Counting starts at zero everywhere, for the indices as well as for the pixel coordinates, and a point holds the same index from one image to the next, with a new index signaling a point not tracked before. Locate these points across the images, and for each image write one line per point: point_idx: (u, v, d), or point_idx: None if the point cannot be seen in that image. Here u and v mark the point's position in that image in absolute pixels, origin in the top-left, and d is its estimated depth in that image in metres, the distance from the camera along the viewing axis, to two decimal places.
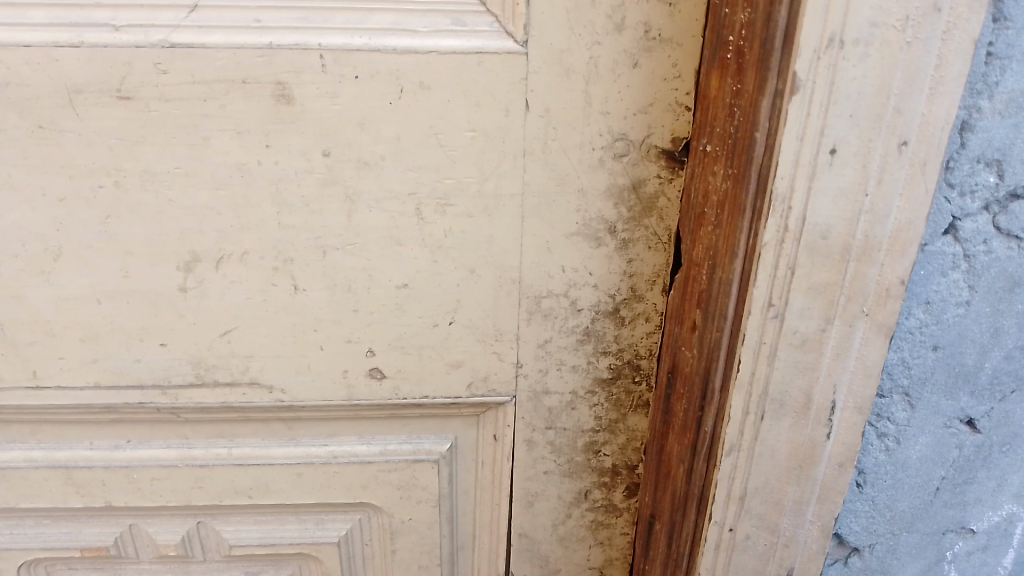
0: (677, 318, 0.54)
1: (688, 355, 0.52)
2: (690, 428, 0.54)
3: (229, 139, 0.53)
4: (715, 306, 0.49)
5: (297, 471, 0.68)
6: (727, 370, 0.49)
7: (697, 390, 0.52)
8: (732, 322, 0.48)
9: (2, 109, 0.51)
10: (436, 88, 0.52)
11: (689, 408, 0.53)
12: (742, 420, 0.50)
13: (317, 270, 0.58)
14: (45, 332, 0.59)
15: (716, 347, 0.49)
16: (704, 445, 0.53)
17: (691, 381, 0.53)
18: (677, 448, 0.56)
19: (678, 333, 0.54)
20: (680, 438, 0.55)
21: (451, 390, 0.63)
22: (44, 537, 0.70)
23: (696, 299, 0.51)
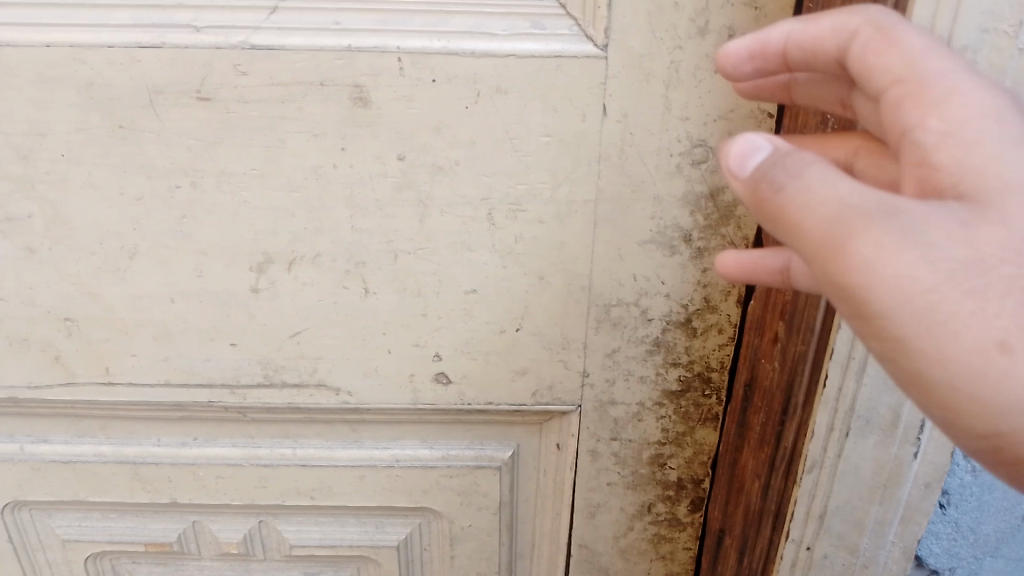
0: (759, 328, 0.53)
1: (769, 368, 0.51)
2: (770, 442, 0.53)
3: (305, 141, 0.53)
4: (799, 320, 0.47)
5: (359, 473, 0.68)
6: (810, 385, 0.48)
7: (779, 405, 0.51)
8: (818, 338, 0.46)
9: (85, 108, 0.52)
10: (513, 91, 0.51)
11: (768, 422, 0.53)
12: (827, 437, 0.48)
13: (388, 274, 0.58)
14: (119, 329, 0.60)
15: (800, 360, 0.48)
16: (783, 460, 0.52)
17: (772, 397, 0.52)
18: (754, 462, 0.55)
19: (758, 345, 0.53)
20: (755, 451, 0.55)
21: (515, 397, 0.63)
22: (110, 531, 0.72)
23: (780, 311, 0.49)
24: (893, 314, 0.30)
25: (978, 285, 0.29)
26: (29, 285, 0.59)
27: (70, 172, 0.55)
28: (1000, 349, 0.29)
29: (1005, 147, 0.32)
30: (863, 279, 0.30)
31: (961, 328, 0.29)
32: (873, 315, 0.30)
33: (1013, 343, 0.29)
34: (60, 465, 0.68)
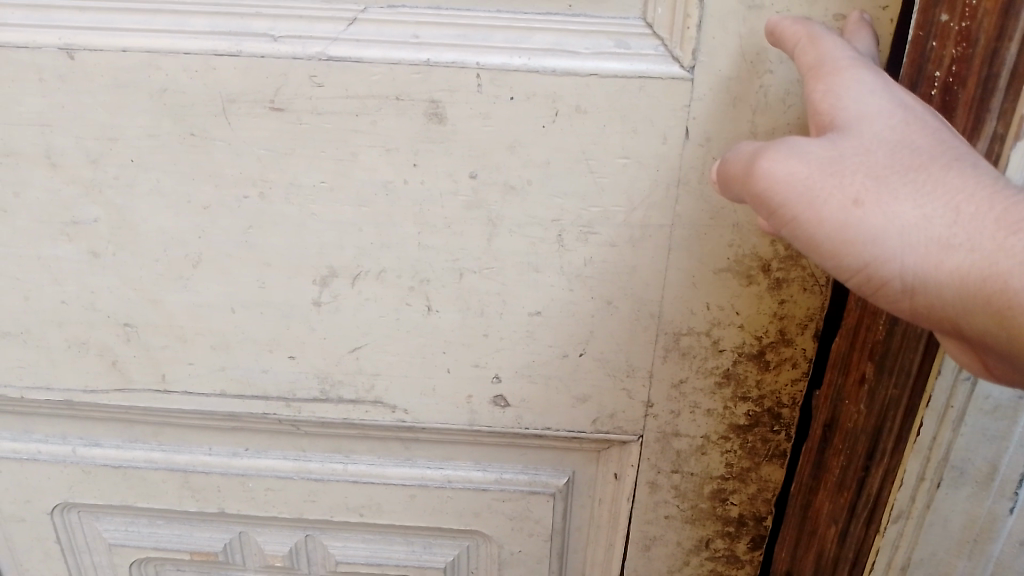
0: (842, 369, 0.52)
1: (855, 411, 0.50)
2: (849, 488, 0.52)
3: (377, 155, 0.52)
4: (890, 361, 0.47)
5: (409, 493, 0.67)
6: (902, 430, 0.47)
7: (863, 449, 0.50)
8: (913, 382, 0.46)
9: (156, 114, 0.52)
10: (593, 111, 0.50)
11: (849, 466, 0.52)
12: (917, 486, 0.48)
13: (452, 292, 0.57)
14: (178, 337, 0.60)
15: (892, 405, 0.47)
16: (864, 508, 0.51)
17: (854, 441, 0.51)
18: (828, 506, 0.55)
19: (842, 386, 0.52)
20: (833, 496, 0.54)
21: (574, 424, 0.62)
22: (156, 537, 0.72)
23: (868, 353, 0.49)
24: (779, 205, 0.37)
25: (839, 168, 0.36)
26: (91, 289, 0.58)
27: (138, 177, 0.54)
28: (856, 204, 0.35)
29: (867, 85, 0.39)
30: (763, 183, 0.37)
31: (828, 195, 0.35)
32: (772, 212, 0.37)
33: (864, 199, 0.35)
34: (110, 469, 0.68)
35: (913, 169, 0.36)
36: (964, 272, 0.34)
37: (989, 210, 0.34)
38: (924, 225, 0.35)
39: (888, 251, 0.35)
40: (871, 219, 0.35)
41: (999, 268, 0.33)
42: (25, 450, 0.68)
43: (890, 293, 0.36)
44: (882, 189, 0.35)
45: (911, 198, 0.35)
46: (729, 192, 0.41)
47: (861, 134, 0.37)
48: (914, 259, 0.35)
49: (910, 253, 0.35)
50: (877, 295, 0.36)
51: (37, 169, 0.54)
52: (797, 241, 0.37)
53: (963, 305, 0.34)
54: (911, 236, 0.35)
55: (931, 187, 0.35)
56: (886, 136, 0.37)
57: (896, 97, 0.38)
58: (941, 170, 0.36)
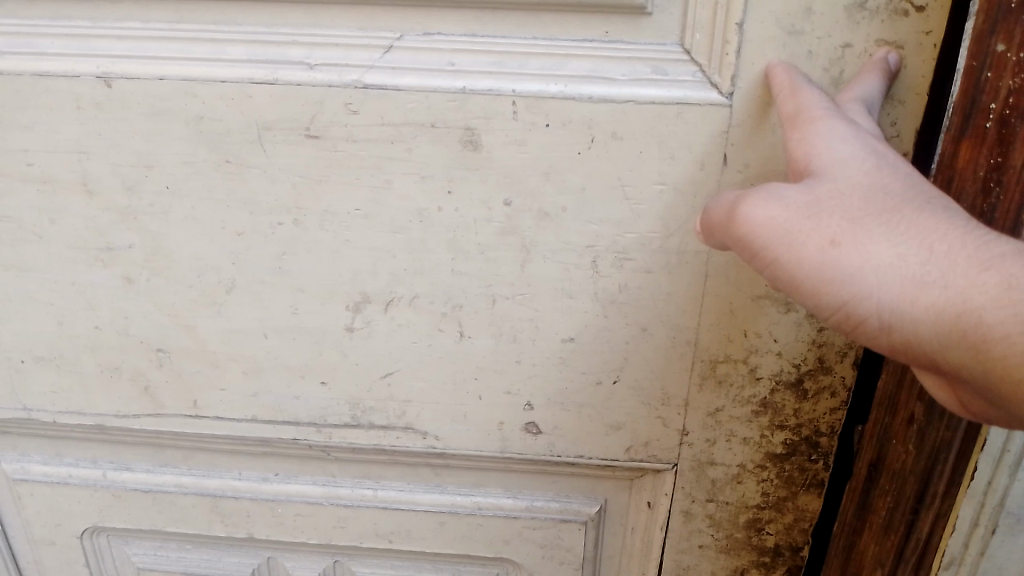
0: (885, 407, 0.53)
1: (903, 452, 0.51)
2: (895, 528, 0.53)
3: (412, 182, 0.52)
4: (942, 406, 0.47)
5: (440, 520, 0.66)
6: (955, 473, 0.48)
7: (911, 491, 0.51)
8: (964, 425, 0.46)
9: (192, 142, 0.52)
10: (630, 138, 0.49)
11: (897, 507, 0.52)
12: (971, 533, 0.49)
13: (485, 318, 0.56)
14: (210, 362, 0.60)
15: (943, 449, 0.48)
16: (912, 549, 0.52)
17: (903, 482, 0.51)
18: (873, 546, 0.55)
19: (886, 424, 0.53)
20: (878, 538, 0.54)
21: (608, 452, 0.61)
22: (185, 561, 0.71)
23: (916, 394, 0.49)
24: (757, 247, 0.38)
25: (815, 211, 0.38)
26: (125, 314, 0.59)
27: (173, 204, 0.54)
28: (832, 245, 0.37)
29: (843, 136, 0.41)
30: (744, 227, 0.39)
31: (806, 237, 0.37)
32: (752, 254, 0.39)
33: (840, 239, 0.36)
34: (140, 494, 0.68)
35: (887, 212, 0.37)
36: (936, 306, 0.34)
37: (963, 248, 0.35)
38: (897, 263, 0.36)
39: (864, 290, 0.36)
40: (845, 257, 0.36)
41: (971, 302, 0.34)
42: (56, 473, 0.68)
43: (867, 333, 0.37)
44: (855, 229, 0.37)
45: (883, 237, 0.36)
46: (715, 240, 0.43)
47: (838, 181, 0.39)
48: (889, 296, 0.35)
49: (886, 291, 0.35)
50: (856, 334, 0.37)
51: (74, 196, 0.55)
52: (777, 284, 0.39)
53: (942, 341, 0.35)
54: (886, 275, 0.35)
55: (903, 228, 0.36)
56: (862, 183, 0.39)
57: (869, 147, 0.40)
58: (914, 213, 0.37)
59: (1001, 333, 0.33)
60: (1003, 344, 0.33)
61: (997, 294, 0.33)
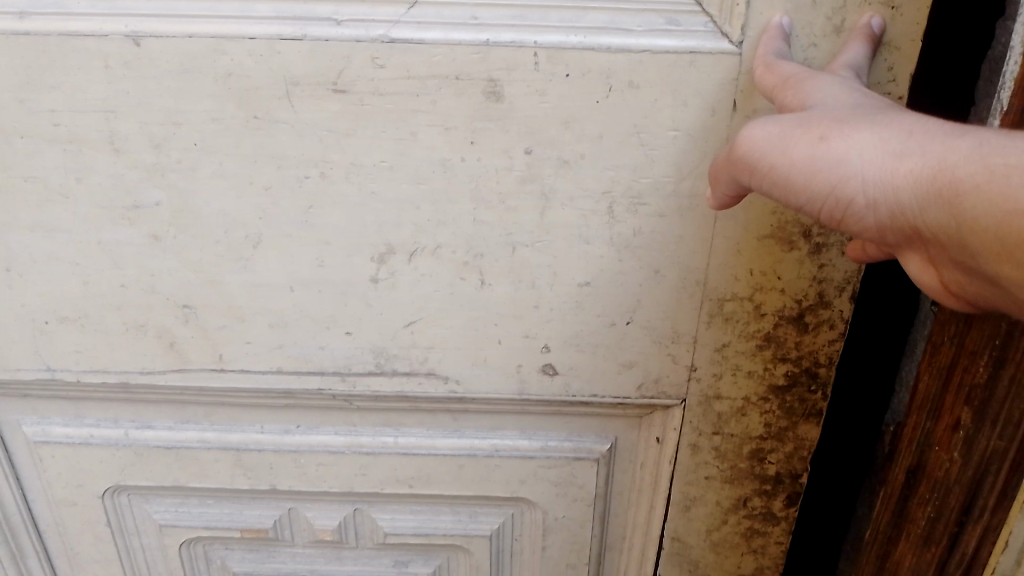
0: (930, 416, 0.58)
1: (950, 459, 0.57)
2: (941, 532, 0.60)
3: (436, 134, 0.54)
4: (999, 418, 0.54)
5: (458, 463, 0.69)
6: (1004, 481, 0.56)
7: (958, 498, 0.58)
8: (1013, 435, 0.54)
9: (221, 99, 0.54)
10: (645, 86, 0.52)
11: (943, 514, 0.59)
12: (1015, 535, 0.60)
13: (505, 265, 0.59)
14: (236, 317, 0.62)
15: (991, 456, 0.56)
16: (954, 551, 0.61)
17: (949, 491, 0.58)
18: (913, 550, 0.62)
19: (931, 432, 0.58)
20: (918, 547, 0.62)
21: (620, 390, 0.64)
22: (207, 517, 0.73)
23: (970, 407, 0.55)
24: (756, 155, 0.42)
25: (806, 118, 0.42)
26: (151, 272, 0.60)
27: (201, 161, 0.56)
28: (822, 139, 0.40)
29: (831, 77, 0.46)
30: (743, 141, 0.43)
31: (798, 138, 0.41)
32: (751, 163, 0.43)
33: (829, 134, 0.40)
34: (164, 450, 0.70)
35: (873, 115, 0.41)
36: (917, 171, 0.37)
37: (940, 128, 0.38)
38: (880, 142, 0.39)
39: (851, 172, 0.39)
40: (831, 145, 0.40)
41: (947, 164, 0.37)
42: (78, 434, 0.70)
43: (860, 213, 0.40)
44: (841, 123, 0.40)
45: (867, 125, 0.40)
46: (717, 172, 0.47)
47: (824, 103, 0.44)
48: (873, 173, 0.39)
49: (871, 169, 0.39)
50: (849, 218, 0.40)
51: (101, 155, 0.56)
52: (775, 189, 0.42)
53: (925, 206, 0.37)
54: (871, 156, 0.39)
55: (887, 120, 0.40)
56: (850, 102, 0.43)
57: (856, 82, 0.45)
58: (897, 113, 0.41)
59: (975, 184, 0.35)
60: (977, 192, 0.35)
61: (969, 151, 0.36)
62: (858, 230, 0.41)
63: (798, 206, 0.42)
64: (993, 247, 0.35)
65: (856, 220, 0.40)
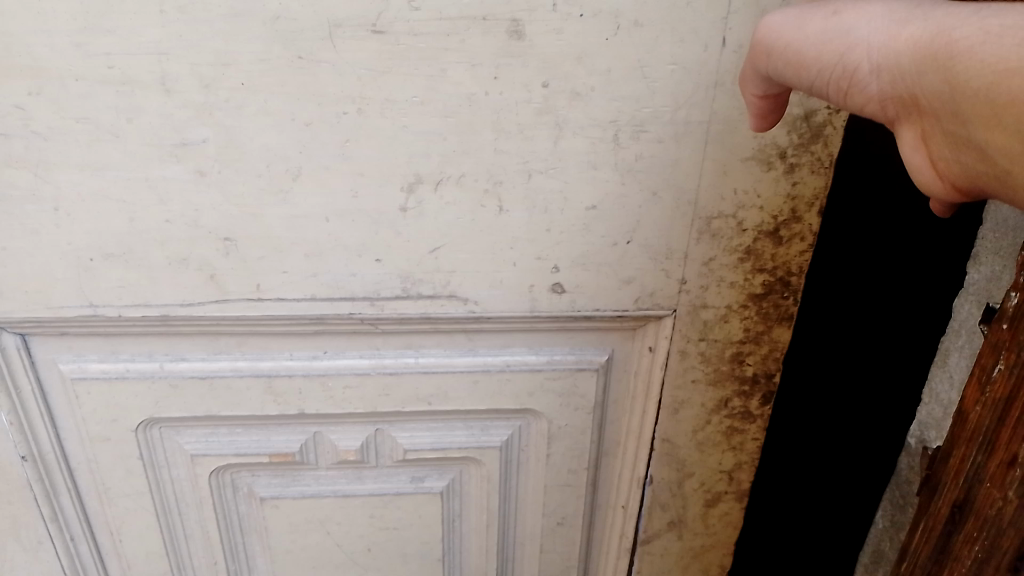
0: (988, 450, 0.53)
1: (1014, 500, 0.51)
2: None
3: (464, 71, 0.61)
4: None
5: (473, 379, 0.76)
6: None
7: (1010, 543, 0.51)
8: None
9: (269, 41, 0.59)
10: (649, 25, 0.60)
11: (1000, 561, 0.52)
12: None
13: (521, 192, 0.66)
14: (275, 248, 0.67)
15: None
16: None
17: (1001, 532, 0.52)
18: None
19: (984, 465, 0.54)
20: None
21: (620, 304, 0.72)
22: (236, 444, 0.79)
23: None
24: (775, 31, 0.47)
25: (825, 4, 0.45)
26: (196, 207, 0.65)
27: (247, 100, 0.61)
28: (834, 15, 0.44)
29: None
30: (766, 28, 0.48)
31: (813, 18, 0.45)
32: (768, 41, 0.47)
33: (841, 10, 0.43)
34: (197, 381, 0.74)
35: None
36: (916, 34, 0.39)
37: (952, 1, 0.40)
38: (891, 13, 0.41)
39: (854, 40, 0.42)
40: (846, 16, 0.43)
41: (945, 24, 0.38)
42: (113, 369, 0.74)
43: (862, 79, 0.42)
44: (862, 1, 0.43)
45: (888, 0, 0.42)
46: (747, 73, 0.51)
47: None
48: (874, 38, 0.41)
49: (873, 34, 0.41)
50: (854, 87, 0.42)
51: (153, 96, 0.60)
52: (790, 66, 0.46)
53: (918, 64, 0.38)
54: (874, 23, 0.41)
55: None
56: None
57: None
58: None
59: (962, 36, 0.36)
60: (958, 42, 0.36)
61: (972, 15, 0.37)
62: (862, 102, 0.43)
63: (807, 82, 0.45)
64: (971, 105, 0.36)
65: (859, 91, 0.42)
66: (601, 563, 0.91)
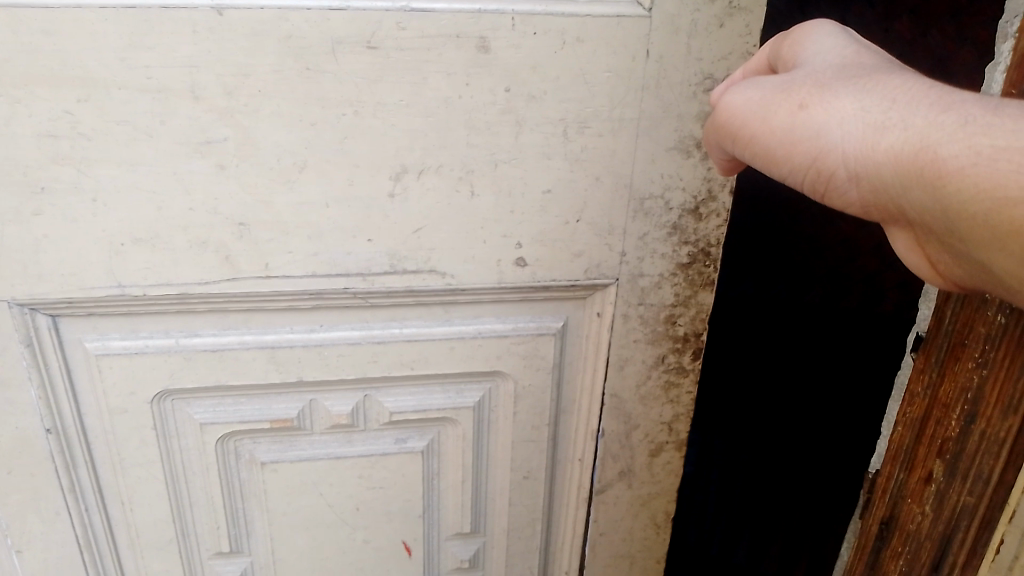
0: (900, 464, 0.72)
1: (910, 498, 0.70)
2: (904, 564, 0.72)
3: (441, 78, 0.75)
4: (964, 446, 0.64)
5: (449, 345, 0.89)
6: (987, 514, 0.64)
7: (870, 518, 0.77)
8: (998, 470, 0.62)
9: (282, 54, 0.72)
10: (589, 41, 0.75)
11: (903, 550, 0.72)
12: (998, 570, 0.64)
13: (490, 179, 0.80)
14: (282, 231, 0.79)
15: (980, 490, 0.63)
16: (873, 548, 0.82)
17: (920, 545, 0.69)
18: None
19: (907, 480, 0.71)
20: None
21: (572, 275, 0.86)
22: (242, 412, 0.90)
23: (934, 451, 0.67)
24: (750, 117, 0.55)
25: (792, 91, 0.53)
26: (216, 196, 0.77)
27: (263, 104, 0.74)
28: (805, 110, 0.52)
29: (826, 48, 0.57)
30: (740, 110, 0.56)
31: (785, 109, 0.53)
32: (745, 122, 0.56)
33: (811, 105, 0.52)
34: (208, 354, 0.85)
35: (855, 83, 0.51)
36: (895, 146, 0.47)
37: (918, 102, 0.48)
38: (861, 115, 0.49)
39: (831, 144, 0.50)
40: (820, 114, 0.51)
41: (921, 139, 0.46)
42: (134, 345, 0.84)
43: (840, 177, 0.51)
44: (826, 95, 0.51)
45: (854, 95, 0.50)
46: (722, 142, 0.60)
47: (824, 69, 0.54)
48: (851, 143, 0.49)
49: (849, 138, 0.49)
50: (836, 181, 0.51)
51: (183, 102, 0.72)
52: (767, 154, 0.55)
53: (900, 178, 0.47)
54: (848, 129, 0.50)
55: (868, 92, 0.50)
56: (837, 70, 0.54)
57: (849, 54, 0.56)
58: (880, 81, 0.50)
59: (948, 159, 0.44)
60: (942, 164, 0.45)
61: (947, 133, 0.45)
62: (840, 192, 0.52)
63: (788, 171, 0.54)
64: (969, 228, 0.44)
65: (841, 188, 0.51)
66: (561, 514, 1.04)
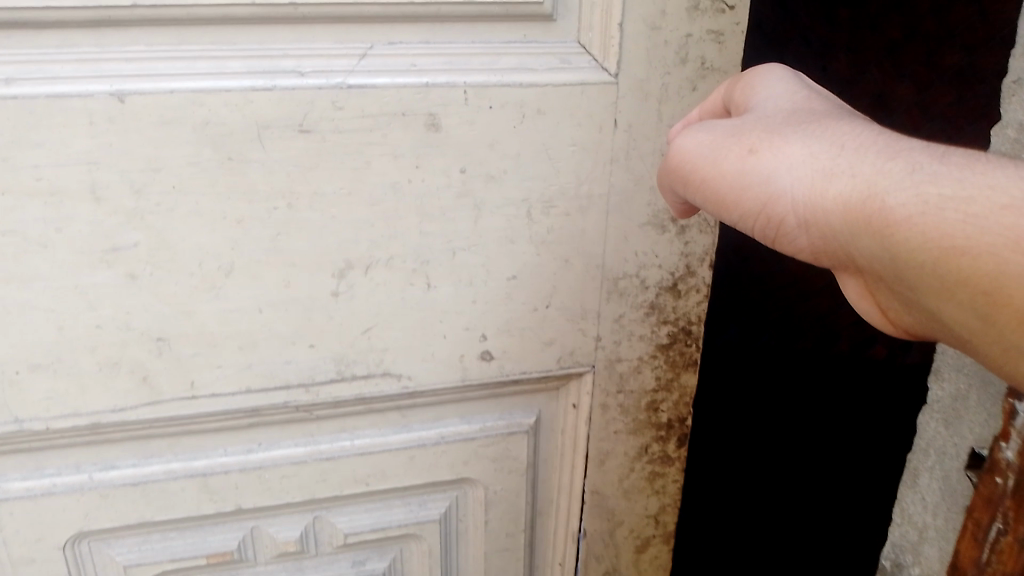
0: None
1: None
2: None
3: (387, 161, 0.65)
4: None
5: (409, 454, 0.79)
6: None
7: None
8: None
9: (199, 144, 0.61)
10: (551, 112, 0.67)
11: None
12: None
13: (447, 269, 0.71)
14: (209, 344, 0.68)
15: None
16: None
17: None
18: None
19: None
20: None
21: (543, 366, 0.77)
22: (172, 549, 0.78)
23: None
24: (689, 159, 0.48)
25: (735, 131, 0.46)
26: (127, 310, 0.66)
27: (178, 202, 0.63)
28: (752, 154, 0.45)
29: (773, 87, 0.50)
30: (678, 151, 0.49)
31: (728, 153, 0.46)
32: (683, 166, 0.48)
33: (757, 149, 0.45)
34: (128, 488, 0.73)
35: (804, 124, 0.45)
36: (849, 194, 0.41)
37: (873, 147, 0.42)
38: (814, 161, 0.43)
39: (779, 190, 0.43)
40: (764, 157, 0.44)
41: (875, 187, 0.40)
42: (39, 486, 0.71)
43: (790, 226, 0.44)
44: (773, 138, 0.45)
45: (803, 138, 0.44)
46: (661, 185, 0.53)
47: (766, 109, 0.48)
48: (801, 189, 0.42)
49: (799, 185, 0.43)
50: (785, 230, 0.44)
51: (81, 205, 0.61)
52: (708, 200, 0.47)
53: (852, 229, 0.41)
54: (799, 175, 0.43)
55: (818, 134, 0.44)
56: (783, 110, 0.47)
57: (796, 93, 0.49)
58: (832, 124, 0.44)
59: (901, 208, 0.38)
60: (896, 214, 0.38)
61: (901, 180, 0.39)
62: (788, 243, 0.45)
63: (731, 220, 0.47)
64: (920, 281, 0.39)
65: (789, 239, 0.44)
66: None
